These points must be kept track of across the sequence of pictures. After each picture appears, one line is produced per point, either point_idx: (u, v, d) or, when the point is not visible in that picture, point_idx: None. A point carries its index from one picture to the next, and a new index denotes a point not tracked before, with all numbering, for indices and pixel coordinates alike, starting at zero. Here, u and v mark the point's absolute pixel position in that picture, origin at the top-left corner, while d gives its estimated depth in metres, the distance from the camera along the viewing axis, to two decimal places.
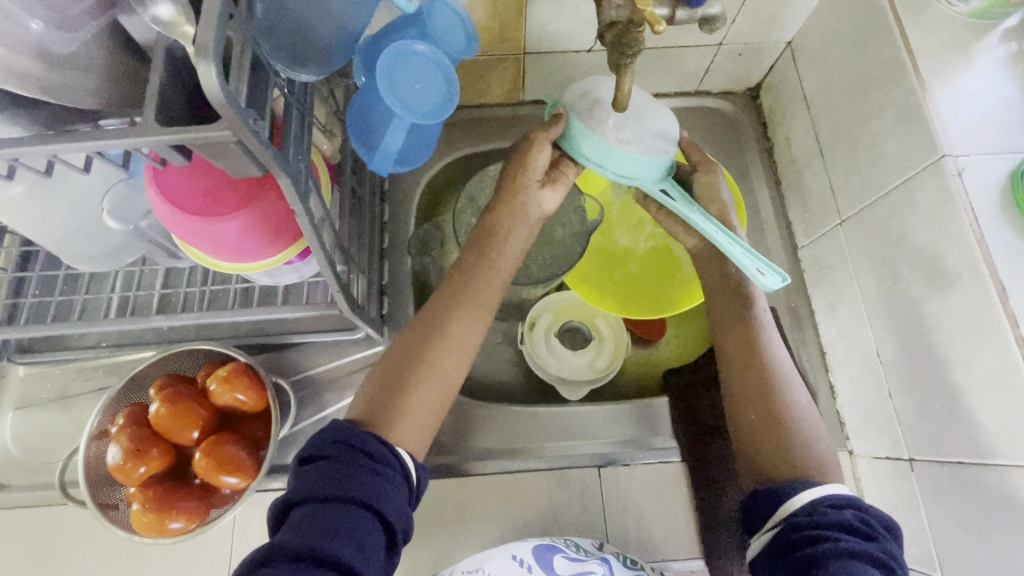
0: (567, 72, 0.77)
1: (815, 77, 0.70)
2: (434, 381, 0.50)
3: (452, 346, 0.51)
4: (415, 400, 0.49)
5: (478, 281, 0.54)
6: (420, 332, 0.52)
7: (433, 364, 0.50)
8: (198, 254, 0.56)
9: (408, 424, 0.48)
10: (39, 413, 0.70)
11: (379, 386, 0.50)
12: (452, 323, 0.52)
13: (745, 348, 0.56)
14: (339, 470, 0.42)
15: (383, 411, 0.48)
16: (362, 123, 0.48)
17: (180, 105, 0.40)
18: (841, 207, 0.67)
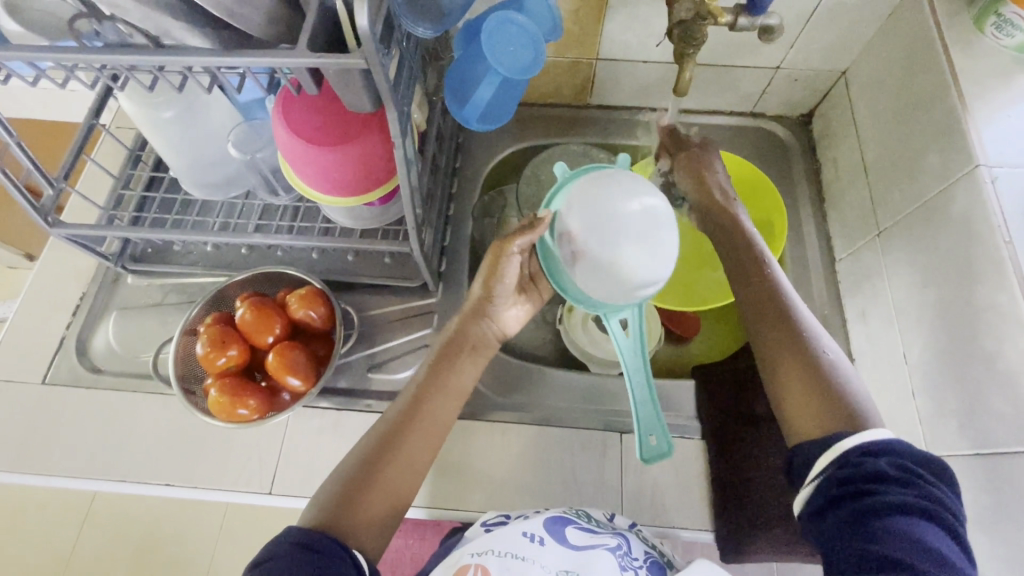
0: (632, 81, 0.86)
1: (865, 102, 0.75)
2: (390, 487, 0.55)
3: (406, 458, 0.57)
4: (373, 498, 0.54)
5: (436, 398, 0.60)
6: (377, 445, 0.57)
7: (389, 473, 0.55)
8: (301, 185, 0.66)
9: (365, 519, 0.53)
10: (135, 316, 0.80)
11: (335, 492, 0.54)
12: (407, 436, 0.57)
13: (777, 309, 0.58)
14: (294, 561, 0.46)
15: (339, 514, 0.52)
16: (458, 82, 0.57)
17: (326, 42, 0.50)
18: (879, 220, 0.71)
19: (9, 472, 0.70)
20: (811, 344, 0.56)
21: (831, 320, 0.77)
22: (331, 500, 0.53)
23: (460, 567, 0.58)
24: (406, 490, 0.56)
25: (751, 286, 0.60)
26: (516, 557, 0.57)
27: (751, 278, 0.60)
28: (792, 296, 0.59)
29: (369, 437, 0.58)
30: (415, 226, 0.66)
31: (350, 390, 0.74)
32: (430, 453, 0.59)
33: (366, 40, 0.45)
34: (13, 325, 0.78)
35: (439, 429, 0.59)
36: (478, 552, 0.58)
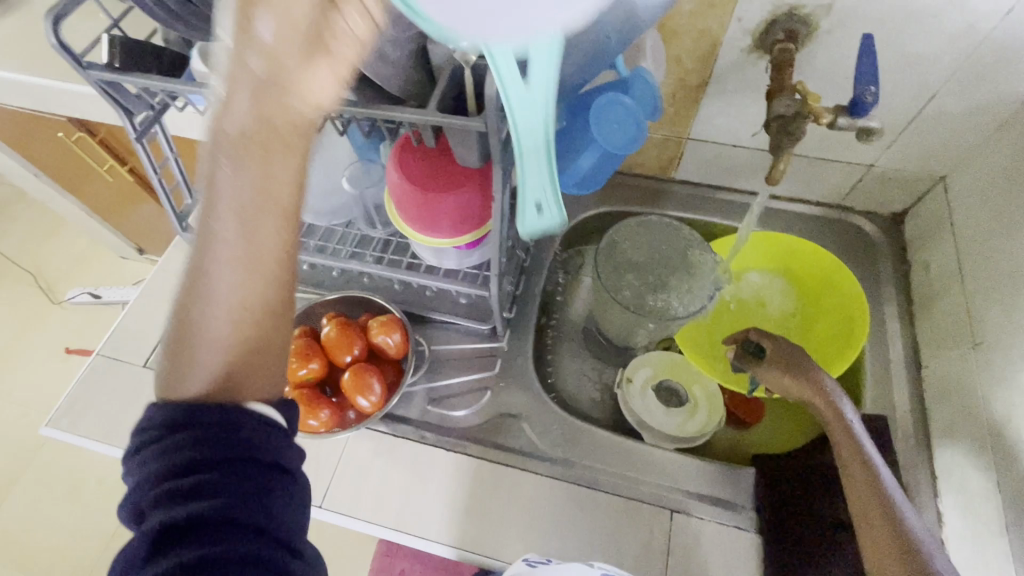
0: (719, 162, 0.88)
1: (964, 209, 0.74)
2: (244, 329, 0.40)
3: (219, 281, 0.39)
4: (199, 365, 0.40)
5: (217, 215, 0.39)
6: (197, 300, 0.39)
7: (206, 293, 0.39)
8: (401, 222, 0.72)
9: (224, 394, 0.40)
10: None
11: (174, 367, 0.40)
12: (218, 267, 0.39)
13: (884, 511, 0.56)
14: (189, 446, 0.38)
15: (177, 381, 0.40)
16: (559, 146, 0.63)
17: (454, 105, 0.56)
18: (975, 332, 0.68)
19: (102, 442, 0.78)
20: (920, 554, 0.53)
21: (914, 431, 0.72)
22: (168, 353, 0.41)
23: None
24: (244, 340, 0.41)
25: (855, 481, 0.60)
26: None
27: (857, 484, 0.60)
28: (903, 503, 0.57)
29: (221, 324, 0.40)
30: (497, 273, 0.70)
31: (410, 420, 0.77)
32: (280, 249, 0.41)
33: (489, 107, 0.50)
34: (132, 311, 0.89)
35: (246, 204, 0.39)
36: None
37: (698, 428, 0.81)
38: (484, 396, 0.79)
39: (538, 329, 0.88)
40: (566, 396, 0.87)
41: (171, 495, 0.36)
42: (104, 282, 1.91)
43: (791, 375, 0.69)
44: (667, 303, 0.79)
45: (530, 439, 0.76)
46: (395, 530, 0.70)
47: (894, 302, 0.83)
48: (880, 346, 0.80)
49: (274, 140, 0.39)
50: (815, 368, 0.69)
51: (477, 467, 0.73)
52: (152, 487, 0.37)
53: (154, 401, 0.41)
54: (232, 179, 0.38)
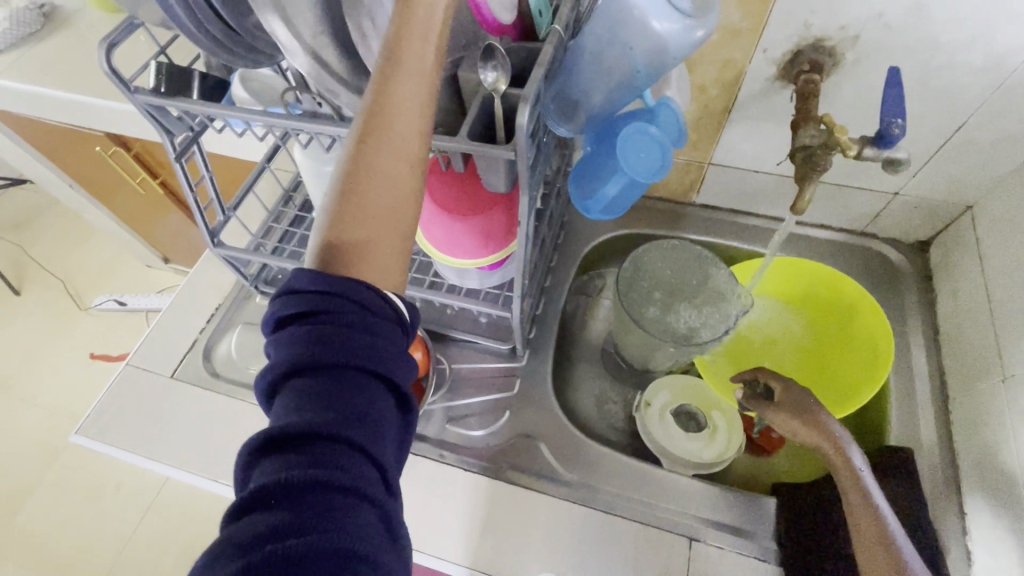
0: (741, 186, 0.88)
1: (993, 240, 0.73)
2: (390, 221, 0.45)
3: (385, 164, 0.44)
4: (365, 231, 0.44)
5: (390, 128, 0.45)
6: (360, 176, 0.44)
7: (373, 179, 0.44)
8: (425, 242, 0.73)
9: (373, 261, 0.44)
10: (257, 331, 0.90)
11: (328, 239, 0.43)
12: (382, 152, 0.44)
13: (893, 558, 0.54)
14: (332, 334, 0.39)
15: (347, 228, 0.43)
16: (585, 172, 0.64)
17: (483, 132, 0.58)
18: (1005, 365, 0.66)
19: (128, 450, 0.79)
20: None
21: (941, 464, 0.71)
22: (328, 212, 0.44)
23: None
24: (396, 221, 0.45)
25: (862, 525, 0.58)
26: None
27: (865, 528, 0.57)
28: (907, 547, 0.56)
29: (390, 169, 0.45)
30: (519, 295, 0.71)
31: (428, 437, 0.78)
32: (421, 143, 0.46)
33: (518, 137, 0.51)
34: (161, 322, 0.91)
35: (415, 134, 0.45)
36: None
37: (717, 455, 0.80)
38: (502, 417, 0.79)
39: (557, 350, 0.88)
40: (584, 417, 0.87)
41: (304, 381, 0.38)
42: (132, 289, 1.97)
43: (801, 419, 0.67)
44: (687, 327, 0.79)
45: (547, 459, 0.76)
46: (411, 549, 0.70)
47: (919, 331, 0.81)
48: (906, 376, 0.79)
49: (386, 108, 0.45)
50: (823, 411, 0.67)
51: (495, 487, 0.73)
52: (290, 370, 0.38)
53: (302, 268, 0.42)
54: (400, 110, 0.44)
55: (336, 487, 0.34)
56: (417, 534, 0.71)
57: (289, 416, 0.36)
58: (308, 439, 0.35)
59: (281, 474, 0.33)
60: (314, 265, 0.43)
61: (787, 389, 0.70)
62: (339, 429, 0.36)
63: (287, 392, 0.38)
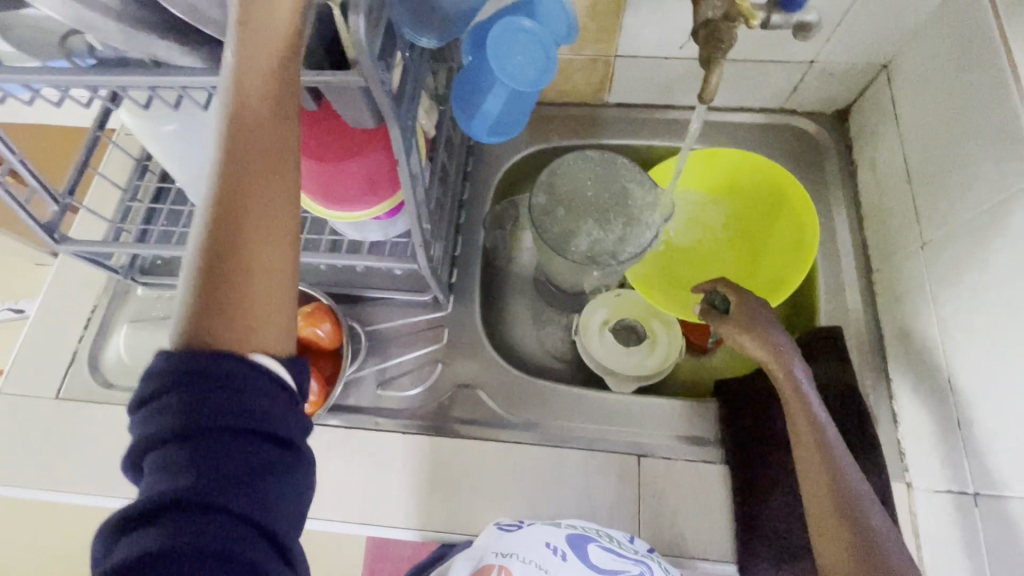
0: (653, 78, 0.80)
1: (909, 99, 0.69)
2: (271, 276, 0.36)
3: (262, 197, 0.36)
4: (248, 302, 0.35)
5: (260, 169, 0.36)
6: (227, 232, 0.35)
7: (247, 231, 0.35)
8: (304, 199, 0.63)
9: (260, 335, 0.36)
10: (147, 329, 0.79)
11: (194, 312, 0.34)
12: (258, 190, 0.36)
13: (830, 473, 0.55)
14: (194, 405, 0.32)
15: (223, 308, 0.35)
16: (464, 89, 0.54)
17: (326, 58, 0.47)
18: (923, 230, 0.66)
19: (26, 486, 0.71)
20: (861, 515, 0.53)
21: (867, 336, 0.72)
22: (193, 296, 0.35)
23: (485, 565, 0.59)
24: (282, 288, 0.37)
25: (802, 441, 0.58)
26: (539, 566, 0.59)
27: (803, 442, 0.58)
28: (835, 439, 0.58)
29: (265, 199, 0.36)
30: (422, 242, 0.63)
31: (361, 408, 0.73)
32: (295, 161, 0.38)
33: (361, 57, 0.41)
34: (29, 338, 0.79)
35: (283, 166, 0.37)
36: (505, 554, 0.59)
37: (660, 362, 0.79)
38: (435, 371, 0.75)
39: (485, 290, 0.83)
40: (524, 353, 0.83)
41: (167, 465, 0.32)
42: None
43: (750, 336, 0.65)
44: (613, 244, 0.75)
45: (489, 405, 0.73)
46: (362, 523, 0.67)
47: (843, 206, 0.80)
48: (832, 255, 0.78)
49: (247, 119, 0.36)
50: (776, 329, 0.65)
51: (439, 445, 0.70)
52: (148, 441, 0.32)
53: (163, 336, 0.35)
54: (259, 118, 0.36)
55: (204, 569, 0.29)
56: (366, 508, 0.68)
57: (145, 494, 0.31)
58: (171, 516, 0.30)
59: (139, 558, 0.29)
60: (184, 349, 0.34)
61: (742, 301, 0.68)
62: (206, 504, 0.30)
63: (150, 476, 0.32)
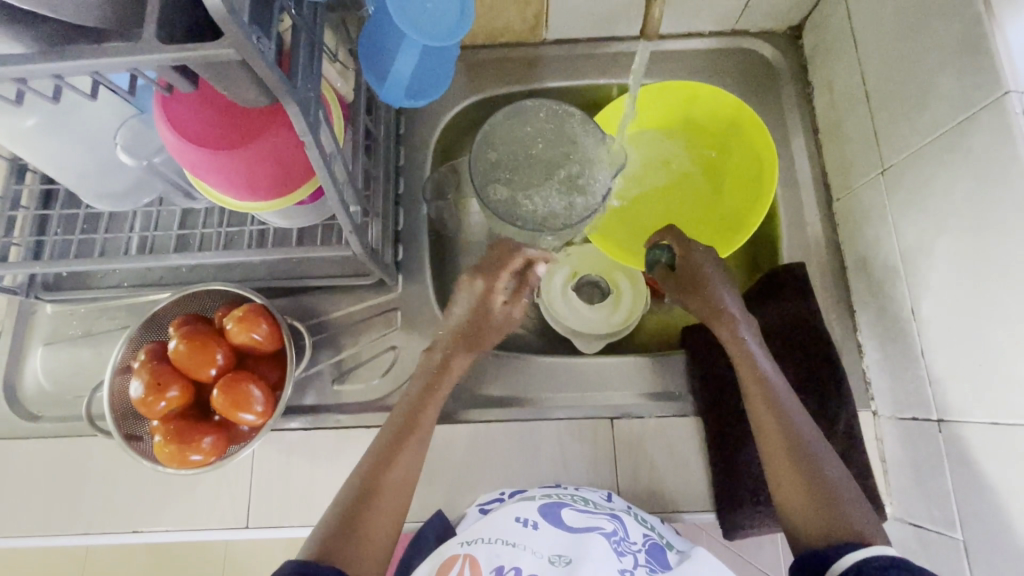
0: (592, 8, 0.72)
1: (866, 10, 0.64)
2: (383, 517, 0.53)
3: (390, 499, 0.54)
4: (373, 519, 0.52)
5: (405, 438, 0.58)
6: (369, 473, 0.55)
7: (377, 507, 0.53)
8: (211, 193, 0.55)
9: (377, 532, 0.52)
10: (66, 350, 0.71)
11: (336, 516, 0.52)
12: (393, 464, 0.56)
13: (778, 417, 0.55)
14: None
15: (351, 530, 0.51)
16: (371, 47, 0.47)
17: (191, 25, 0.38)
18: (883, 155, 0.62)
19: None
20: (812, 456, 0.52)
21: (829, 269, 0.71)
22: (333, 525, 0.51)
23: (447, 559, 0.53)
24: (393, 521, 0.54)
25: (751, 395, 0.57)
26: (506, 545, 0.54)
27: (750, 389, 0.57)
28: (779, 383, 0.57)
29: (397, 495, 0.55)
30: (352, 227, 0.55)
31: (319, 407, 0.68)
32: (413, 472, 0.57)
33: (225, 26, 0.34)
34: None
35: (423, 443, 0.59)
36: (468, 541, 0.54)
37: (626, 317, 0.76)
38: (393, 358, 0.70)
39: (436, 263, 0.77)
40: None
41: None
42: None
43: (699, 301, 0.63)
44: (565, 204, 0.69)
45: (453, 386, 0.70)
46: None
47: (801, 133, 0.76)
48: (792, 187, 0.75)
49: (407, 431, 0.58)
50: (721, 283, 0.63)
51: None
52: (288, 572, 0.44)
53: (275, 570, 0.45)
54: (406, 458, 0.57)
55: None
56: None
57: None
58: None
59: None
60: (318, 550, 0.48)
61: (688, 255, 0.64)
62: None
63: None
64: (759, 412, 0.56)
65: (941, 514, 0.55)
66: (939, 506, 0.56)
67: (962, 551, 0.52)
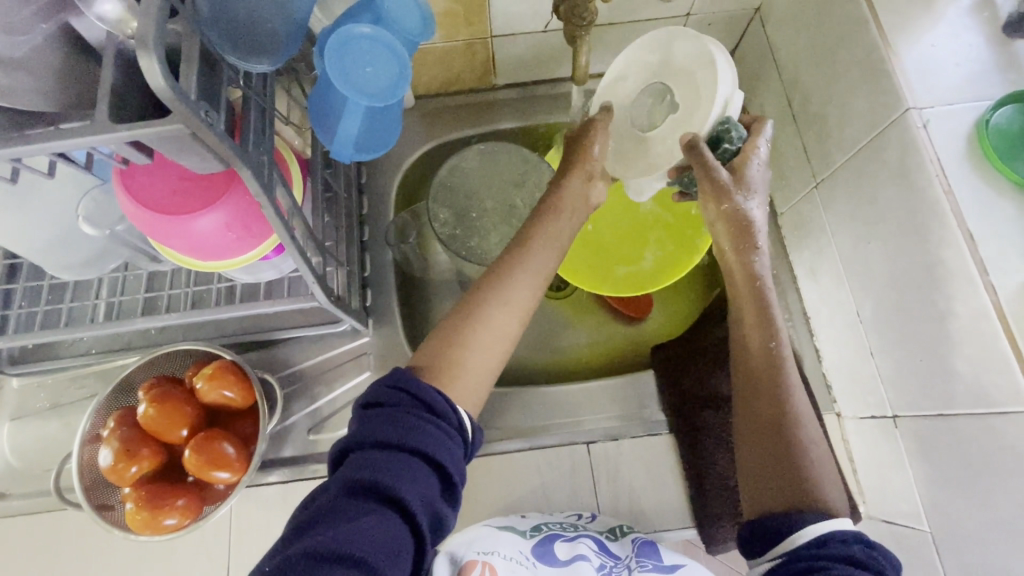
0: (536, 54, 0.76)
1: (784, 40, 0.69)
2: (494, 330, 0.52)
3: (494, 333, 0.52)
4: (475, 342, 0.51)
5: (536, 247, 0.56)
6: (479, 295, 0.53)
7: (485, 331, 0.51)
8: (174, 254, 0.57)
9: (468, 365, 0.50)
10: (33, 423, 0.70)
11: (445, 331, 0.52)
12: (502, 292, 0.53)
13: (769, 388, 0.52)
14: (399, 417, 0.43)
15: (447, 350, 0.50)
16: (321, 110, 0.50)
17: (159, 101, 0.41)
18: (815, 170, 0.67)
19: None
20: (791, 427, 0.50)
21: (781, 279, 0.74)
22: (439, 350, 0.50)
23: (465, 564, 0.56)
24: (494, 358, 0.51)
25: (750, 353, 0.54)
26: (520, 564, 0.57)
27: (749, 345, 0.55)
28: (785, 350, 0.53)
29: (497, 334, 0.52)
30: (315, 277, 0.57)
31: (297, 459, 0.68)
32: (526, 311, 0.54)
33: (173, 106, 0.36)
34: None
35: (558, 242, 0.58)
36: (485, 552, 0.57)
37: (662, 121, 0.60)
38: None
39: (406, 304, 0.78)
40: None
41: (372, 423, 0.43)
42: None
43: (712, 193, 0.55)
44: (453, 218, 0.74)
45: None
46: None
47: None
48: None
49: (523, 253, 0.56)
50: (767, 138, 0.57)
51: None
52: (396, 392, 0.45)
53: (372, 387, 0.46)
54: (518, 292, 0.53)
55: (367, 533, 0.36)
56: None
57: (385, 413, 0.43)
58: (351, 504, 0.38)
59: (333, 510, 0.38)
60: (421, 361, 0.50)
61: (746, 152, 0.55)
62: (378, 474, 0.39)
63: (365, 430, 0.43)
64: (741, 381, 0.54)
65: (906, 508, 0.57)
66: (904, 501, 0.57)
67: (931, 543, 0.53)
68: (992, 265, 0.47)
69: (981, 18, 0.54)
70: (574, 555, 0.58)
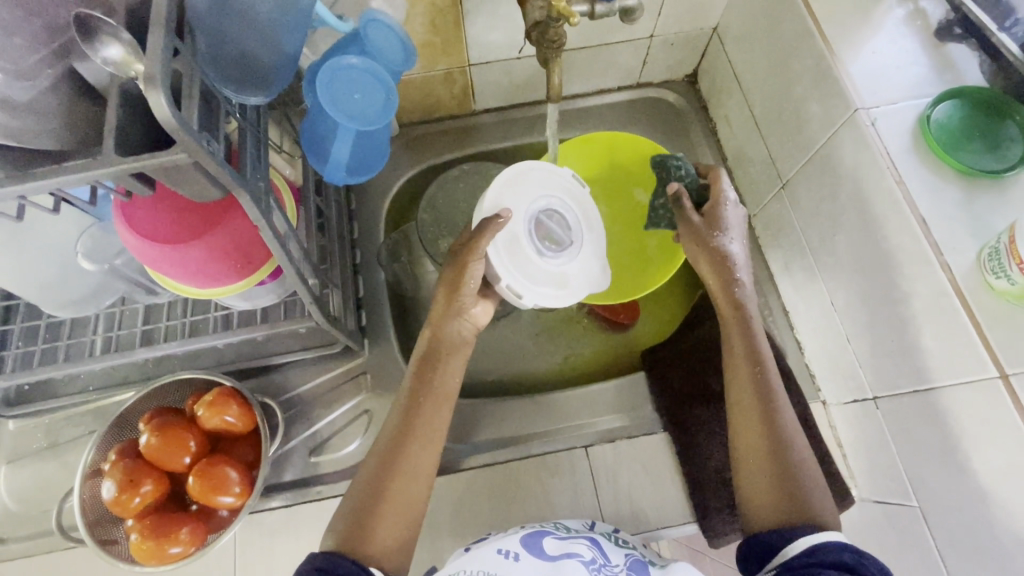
0: (512, 79, 0.80)
1: (742, 54, 0.74)
2: (403, 491, 0.52)
3: (402, 493, 0.52)
4: (387, 509, 0.51)
5: (429, 399, 0.56)
6: (381, 458, 0.53)
7: (393, 496, 0.51)
8: (172, 284, 0.58)
9: (382, 534, 0.50)
10: (30, 465, 0.70)
11: (351, 509, 0.51)
12: (405, 455, 0.53)
13: (761, 400, 0.54)
14: None
15: (358, 526, 0.50)
16: (312, 137, 0.53)
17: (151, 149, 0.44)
18: (780, 172, 0.71)
19: None
20: (789, 444, 0.52)
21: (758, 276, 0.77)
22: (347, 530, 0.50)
23: None
24: (410, 514, 0.52)
25: (736, 364, 0.56)
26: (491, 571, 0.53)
27: (738, 368, 0.56)
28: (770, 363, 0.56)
29: (405, 496, 0.52)
30: (313, 297, 0.58)
31: (297, 482, 0.68)
32: (430, 466, 0.54)
33: (179, 136, 0.38)
34: None
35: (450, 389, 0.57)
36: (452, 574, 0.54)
37: (533, 271, 0.60)
38: (368, 422, 0.71)
39: (400, 323, 0.80)
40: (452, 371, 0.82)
41: None
42: None
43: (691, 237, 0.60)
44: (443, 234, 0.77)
45: None
46: None
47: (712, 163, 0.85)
48: None
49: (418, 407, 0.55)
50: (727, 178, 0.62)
51: None
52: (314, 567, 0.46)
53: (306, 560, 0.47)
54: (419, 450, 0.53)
55: None
56: None
57: None
58: None
59: None
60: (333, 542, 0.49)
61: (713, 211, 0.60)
62: None
63: None
64: (733, 393, 0.56)
65: (893, 486, 0.59)
66: (891, 478, 0.59)
67: (920, 517, 0.55)
68: (944, 245, 0.51)
69: (915, 26, 0.59)
70: (562, 551, 0.55)
